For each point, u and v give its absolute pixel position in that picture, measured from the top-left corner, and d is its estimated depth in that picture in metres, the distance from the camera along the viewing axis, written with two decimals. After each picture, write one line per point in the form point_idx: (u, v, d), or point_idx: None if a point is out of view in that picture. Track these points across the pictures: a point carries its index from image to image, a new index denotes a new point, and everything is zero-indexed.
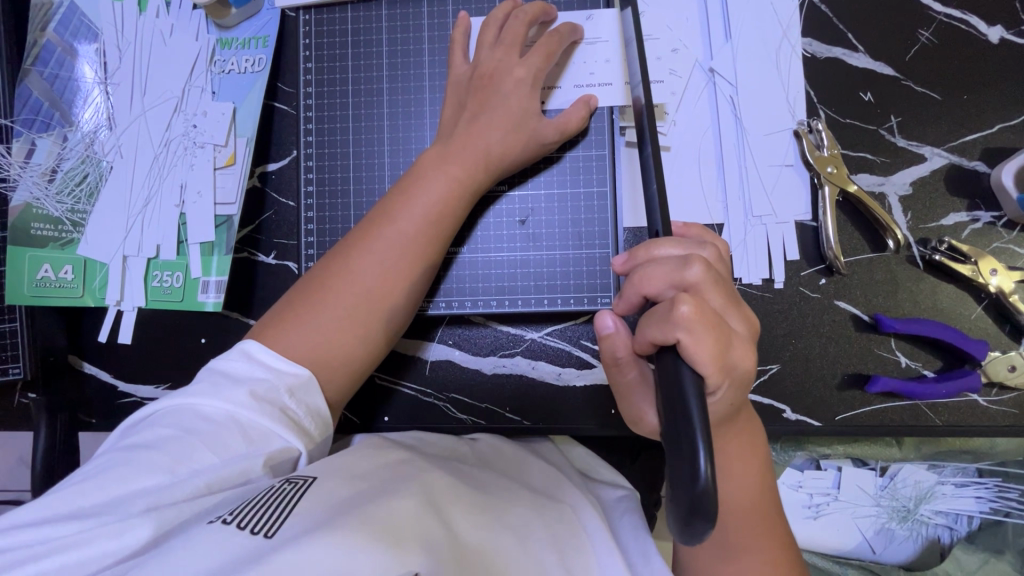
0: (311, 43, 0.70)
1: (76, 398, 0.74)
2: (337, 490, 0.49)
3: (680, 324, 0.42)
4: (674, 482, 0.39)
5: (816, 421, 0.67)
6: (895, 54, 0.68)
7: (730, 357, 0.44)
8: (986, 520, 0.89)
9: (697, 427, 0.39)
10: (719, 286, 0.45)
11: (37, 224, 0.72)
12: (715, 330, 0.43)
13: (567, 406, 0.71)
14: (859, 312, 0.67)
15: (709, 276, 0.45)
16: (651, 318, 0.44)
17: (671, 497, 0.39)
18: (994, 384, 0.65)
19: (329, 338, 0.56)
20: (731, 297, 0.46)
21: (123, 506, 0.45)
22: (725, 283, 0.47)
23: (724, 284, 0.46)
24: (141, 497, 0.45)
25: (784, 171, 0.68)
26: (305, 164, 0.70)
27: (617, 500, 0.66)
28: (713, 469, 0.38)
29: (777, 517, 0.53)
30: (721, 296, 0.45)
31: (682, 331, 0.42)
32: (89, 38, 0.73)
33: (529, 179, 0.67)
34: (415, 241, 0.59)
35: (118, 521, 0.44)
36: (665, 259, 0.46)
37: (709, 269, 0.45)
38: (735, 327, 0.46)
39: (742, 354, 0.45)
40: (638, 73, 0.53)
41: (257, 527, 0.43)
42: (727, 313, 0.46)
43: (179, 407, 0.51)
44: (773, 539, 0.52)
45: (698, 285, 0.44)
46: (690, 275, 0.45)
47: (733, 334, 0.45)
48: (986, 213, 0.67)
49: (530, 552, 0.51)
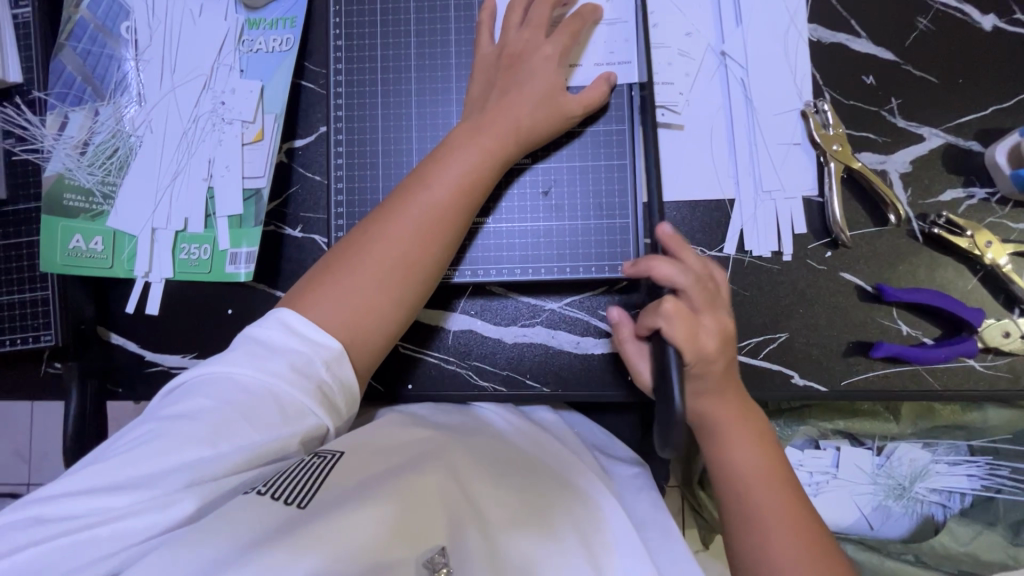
0: (340, 21, 0.73)
1: (104, 367, 0.75)
2: (366, 464, 0.54)
3: (662, 313, 0.56)
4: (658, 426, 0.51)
5: (823, 387, 0.70)
6: (896, 39, 0.72)
7: (703, 342, 0.57)
8: (977, 497, 0.93)
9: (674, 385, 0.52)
10: (705, 292, 0.60)
11: (68, 195, 0.74)
12: (691, 322, 0.57)
13: (585, 374, 0.73)
14: (862, 282, 0.70)
15: (698, 283, 0.59)
16: (645, 309, 0.59)
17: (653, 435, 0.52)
18: (989, 349, 0.69)
19: (365, 299, 0.59)
20: (711, 300, 0.60)
21: (167, 478, 0.48)
22: (713, 291, 0.61)
23: (710, 290, 0.60)
24: (183, 470, 0.48)
25: (792, 148, 0.72)
26: (334, 138, 0.72)
27: (632, 476, 0.71)
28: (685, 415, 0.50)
29: (784, 471, 0.58)
30: (706, 299, 0.59)
31: (664, 319, 0.57)
32: (121, 15, 0.75)
33: (551, 154, 0.70)
34: (447, 209, 0.62)
35: (164, 495, 0.48)
36: (667, 261, 0.60)
37: (698, 279, 0.60)
38: (713, 324, 0.59)
39: (714, 342, 0.58)
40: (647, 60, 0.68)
41: (289, 497, 0.48)
42: (706, 313, 0.59)
43: (216, 377, 0.53)
44: (786, 493, 0.56)
45: (686, 286, 0.59)
46: (684, 278, 0.59)
47: (706, 327, 0.58)
48: (980, 189, 0.71)
49: (545, 519, 0.56)
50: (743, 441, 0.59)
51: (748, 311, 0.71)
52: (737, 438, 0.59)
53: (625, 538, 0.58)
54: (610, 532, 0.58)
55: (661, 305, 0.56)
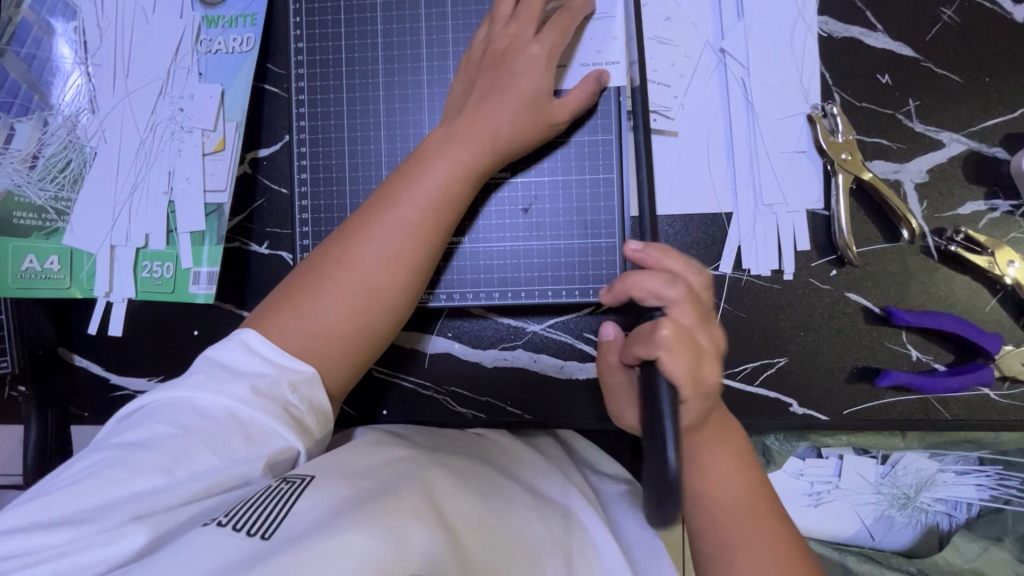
0: (302, 21, 0.67)
1: (68, 390, 0.73)
2: (335, 488, 0.46)
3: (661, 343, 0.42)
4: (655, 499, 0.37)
5: (824, 415, 0.65)
6: (915, 35, 0.65)
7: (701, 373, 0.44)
8: (985, 508, 0.85)
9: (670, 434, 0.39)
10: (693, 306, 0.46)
11: (20, 213, 0.70)
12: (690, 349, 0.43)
13: (571, 400, 0.70)
14: (870, 304, 0.65)
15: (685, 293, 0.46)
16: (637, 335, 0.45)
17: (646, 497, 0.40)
18: (1007, 377, 0.64)
19: (328, 329, 0.54)
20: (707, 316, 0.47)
21: (118, 510, 0.42)
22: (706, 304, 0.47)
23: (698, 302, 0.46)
24: (134, 501, 0.43)
25: (797, 157, 0.66)
26: (298, 149, 0.67)
27: (618, 494, 0.64)
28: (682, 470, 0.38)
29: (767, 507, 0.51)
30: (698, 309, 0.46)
31: (662, 350, 0.43)
32: (67, 15, 0.70)
33: (531, 166, 0.64)
34: (418, 225, 0.56)
35: (111, 528, 0.41)
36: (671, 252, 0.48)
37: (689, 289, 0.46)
38: (708, 343, 0.46)
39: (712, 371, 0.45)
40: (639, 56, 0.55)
41: (252, 528, 0.41)
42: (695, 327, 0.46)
43: (176, 401, 0.48)
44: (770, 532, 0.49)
45: (677, 303, 0.45)
46: (671, 294, 0.45)
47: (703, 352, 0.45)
48: (1004, 202, 0.64)
49: (532, 549, 0.50)
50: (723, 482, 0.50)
51: (744, 335, 0.66)
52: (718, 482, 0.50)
53: (616, 563, 0.52)
54: (592, 544, 0.54)
55: (658, 332, 0.43)
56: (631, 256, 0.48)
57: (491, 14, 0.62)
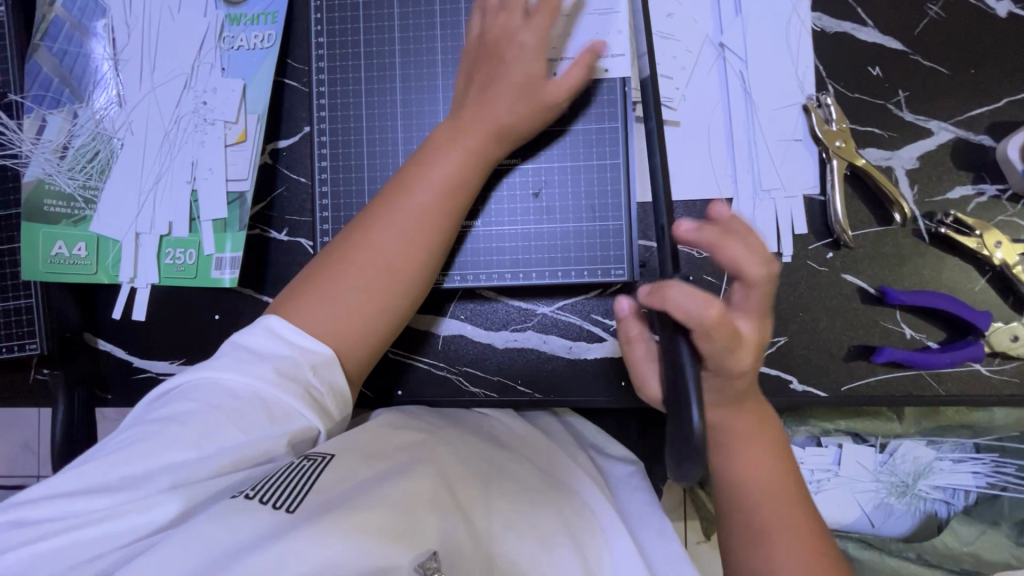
0: (322, 17, 0.70)
1: (92, 373, 0.75)
2: (356, 469, 0.49)
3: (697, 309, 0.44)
4: (676, 455, 0.44)
5: (823, 392, 0.68)
6: (904, 29, 0.68)
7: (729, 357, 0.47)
8: (982, 495, 0.87)
9: (693, 396, 0.44)
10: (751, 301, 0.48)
11: (50, 201, 0.73)
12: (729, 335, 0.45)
13: (580, 380, 0.72)
14: (865, 285, 0.68)
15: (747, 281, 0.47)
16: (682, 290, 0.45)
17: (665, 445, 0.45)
18: (997, 353, 0.66)
19: (348, 310, 0.56)
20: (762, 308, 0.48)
21: (154, 480, 0.46)
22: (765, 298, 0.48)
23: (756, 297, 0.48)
24: (169, 472, 0.46)
25: (794, 145, 0.69)
26: (318, 139, 0.70)
27: (627, 475, 0.68)
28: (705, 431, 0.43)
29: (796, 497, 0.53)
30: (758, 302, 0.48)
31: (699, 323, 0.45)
32: (98, 13, 0.73)
33: (539, 152, 0.67)
34: (431, 211, 0.59)
35: (148, 496, 0.45)
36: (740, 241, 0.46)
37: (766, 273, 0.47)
38: (747, 332, 0.48)
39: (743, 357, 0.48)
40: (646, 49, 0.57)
41: (276, 502, 0.44)
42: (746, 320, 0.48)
43: (203, 381, 0.51)
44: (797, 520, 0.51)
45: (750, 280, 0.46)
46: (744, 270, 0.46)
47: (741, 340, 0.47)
48: (991, 186, 0.68)
49: (541, 527, 0.52)
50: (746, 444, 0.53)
51: None
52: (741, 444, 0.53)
53: (618, 541, 0.55)
54: (596, 523, 0.56)
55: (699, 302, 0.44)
56: (683, 235, 0.47)
57: (482, 8, 0.65)
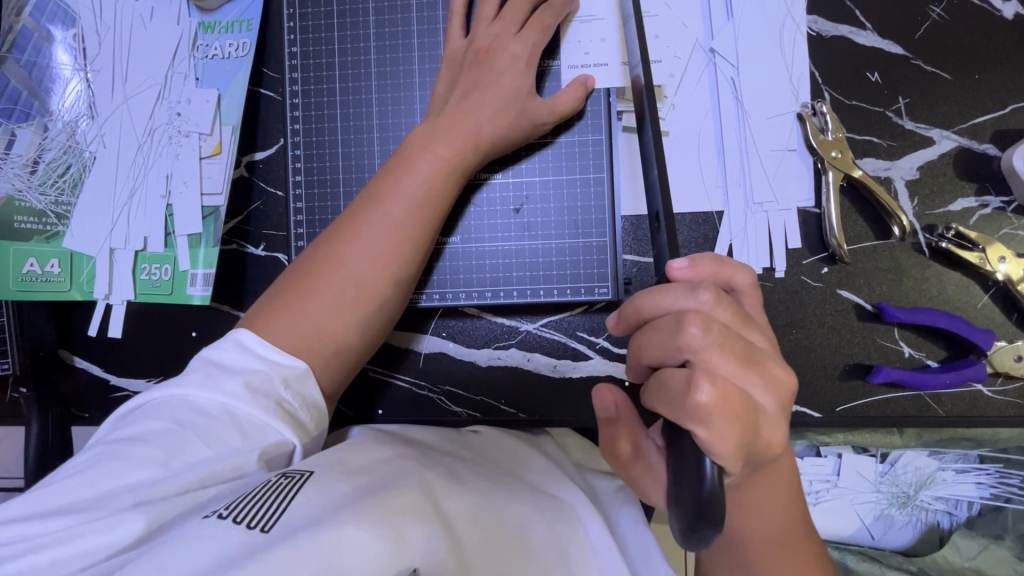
0: (296, 26, 0.68)
1: (68, 392, 0.74)
2: (337, 484, 0.46)
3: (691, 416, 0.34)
4: (675, 488, 0.35)
5: (817, 412, 0.65)
6: (905, 33, 0.65)
7: (756, 441, 0.36)
8: (986, 506, 0.82)
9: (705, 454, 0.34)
10: (730, 347, 0.35)
11: (21, 217, 0.71)
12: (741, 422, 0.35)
13: (565, 398, 0.70)
14: (861, 301, 0.65)
15: (722, 302, 0.37)
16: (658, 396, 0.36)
17: (673, 502, 0.35)
18: (1000, 373, 0.64)
19: (318, 326, 0.54)
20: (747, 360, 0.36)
21: (116, 500, 0.43)
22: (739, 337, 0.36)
23: (739, 341, 0.36)
24: (133, 491, 0.43)
25: (787, 155, 0.66)
26: (293, 152, 0.68)
27: (615, 490, 0.63)
28: (720, 473, 0.34)
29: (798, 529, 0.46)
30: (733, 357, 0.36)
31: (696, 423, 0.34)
32: (65, 23, 0.71)
33: (511, 166, 0.65)
34: (404, 223, 0.57)
35: (110, 515, 0.42)
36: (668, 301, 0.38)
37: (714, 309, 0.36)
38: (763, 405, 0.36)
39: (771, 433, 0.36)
40: (638, 51, 0.47)
41: (253, 521, 0.41)
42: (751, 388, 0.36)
43: (171, 400, 0.49)
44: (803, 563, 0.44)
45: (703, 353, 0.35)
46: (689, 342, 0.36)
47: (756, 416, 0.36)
48: (995, 198, 0.65)
49: (529, 542, 0.49)
50: (770, 501, 0.44)
51: None
52: (761, 501, 0.44)
53: (611, 560, 0.52)
54: (585, 539, 0.53)
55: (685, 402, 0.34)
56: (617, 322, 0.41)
57: (476, 14, 0.64)
